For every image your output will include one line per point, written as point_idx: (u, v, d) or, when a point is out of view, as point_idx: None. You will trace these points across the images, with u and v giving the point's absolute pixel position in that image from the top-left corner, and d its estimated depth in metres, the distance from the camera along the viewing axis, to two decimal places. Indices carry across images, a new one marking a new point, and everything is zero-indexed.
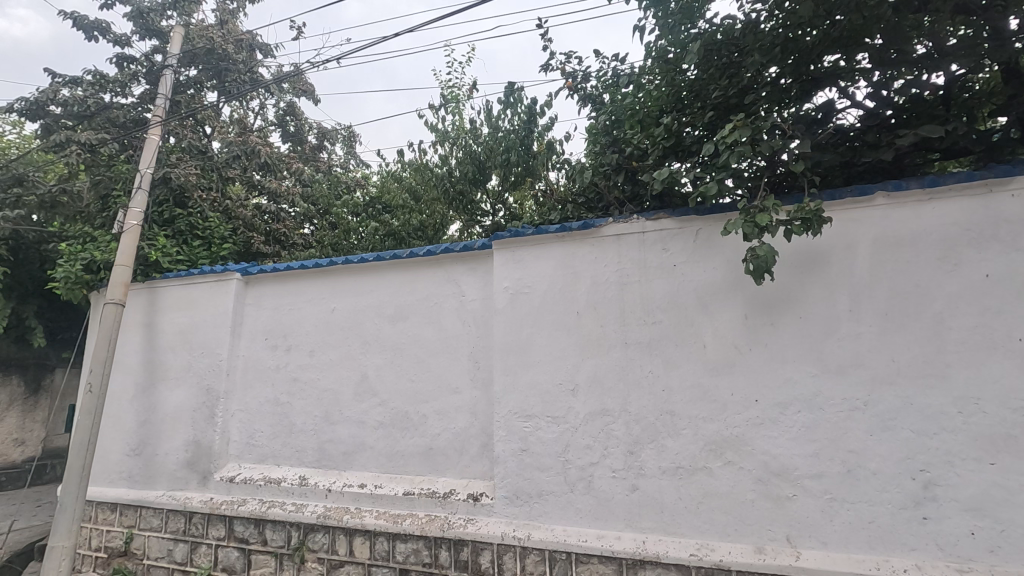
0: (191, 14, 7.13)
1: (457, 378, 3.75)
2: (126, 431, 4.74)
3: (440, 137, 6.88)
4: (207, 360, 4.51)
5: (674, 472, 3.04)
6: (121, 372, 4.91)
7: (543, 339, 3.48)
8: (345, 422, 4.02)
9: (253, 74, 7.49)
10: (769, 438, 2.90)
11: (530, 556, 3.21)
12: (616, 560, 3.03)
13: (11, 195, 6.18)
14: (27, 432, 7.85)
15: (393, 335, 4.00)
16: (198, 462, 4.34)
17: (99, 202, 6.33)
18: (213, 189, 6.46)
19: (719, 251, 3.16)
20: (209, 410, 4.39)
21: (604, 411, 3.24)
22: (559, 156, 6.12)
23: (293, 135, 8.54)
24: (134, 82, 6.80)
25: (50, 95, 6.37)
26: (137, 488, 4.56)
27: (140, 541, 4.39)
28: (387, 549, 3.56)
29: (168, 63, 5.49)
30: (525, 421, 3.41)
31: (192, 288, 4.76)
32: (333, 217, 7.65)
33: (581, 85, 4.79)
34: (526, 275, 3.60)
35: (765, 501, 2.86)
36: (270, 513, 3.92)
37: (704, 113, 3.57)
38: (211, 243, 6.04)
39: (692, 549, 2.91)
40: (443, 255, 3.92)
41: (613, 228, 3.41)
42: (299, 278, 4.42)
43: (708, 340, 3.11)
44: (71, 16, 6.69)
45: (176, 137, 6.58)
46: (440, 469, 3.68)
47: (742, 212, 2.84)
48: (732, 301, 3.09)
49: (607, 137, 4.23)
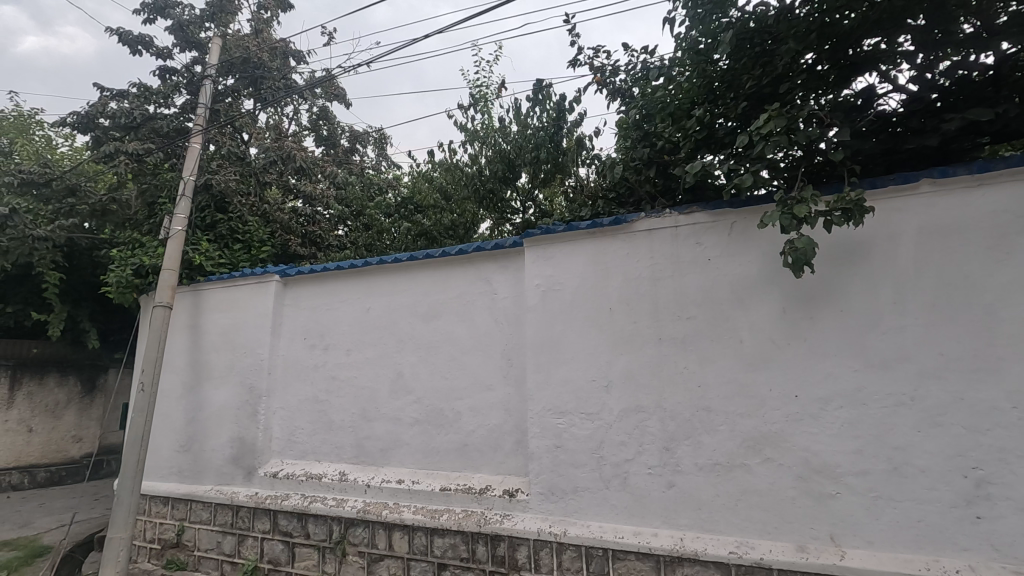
0: (229, 25, 7.39)
1: (490, 375, 3.79)
2: (175, 428, 4.94)
3: (470, 136, 6.94)
4: (249, 360, 4.67)
5: (711, 469, 3.00)
6: (170, 371, 5.12)
7: (574, 336, 3.48)
8: (382, 419, 4.10)
9: (287, 80, 7.67)
10: (809, 435, 2.83)
11: (567, 551, 3.22)
12: (653, 557, 3.00)
13: (66, 205, 6.52)
14: (84, 428, 8.35)
15: (427, 333, 4.06)
16: (242, 458, 4.51)
17: (146, 209, 6.64)
18: (251, 194, 6.69)
19: (755, 244, 3.10)
20: (252, 408, 4.55)
21: (639, 408, 3.22)
22: (589, 151, 6.05)
23: (326, 139, 8.74)
24: (176, 94, 7.07)
25: (100, 108, 6.68)
26: (186, 483, 4.75)
27: (191, 533, 4.58)
28: (426, 543, 3.62)
29: (207, 73, 5.68)
30: (559, 418, 3.42)
31: (234, 290, 4.93)
32: (366, 218, 7.81)
33: (610, 80, 4.76)
34: (558, 272, 3.60)
35: (807, 498, 2.79)
36: (313, 507, 4.04)
37: (737, 104, 3.49)
38: (251, 246, 6.29)
39: (731, 547, 2.86)
40: (475, 254, 3.96)
41: (645, 224, 3.38)
42: (335, 279, 4.53)
43: (744, 336, 3.05)
44: (117, 32, 7.01)
45: (216, 145, 6.80)
46: (475, 464, 3.73)
47: (779, 203, 2.77)
48: (769, 295, 3.02)
49: (637, 131, 4.17)
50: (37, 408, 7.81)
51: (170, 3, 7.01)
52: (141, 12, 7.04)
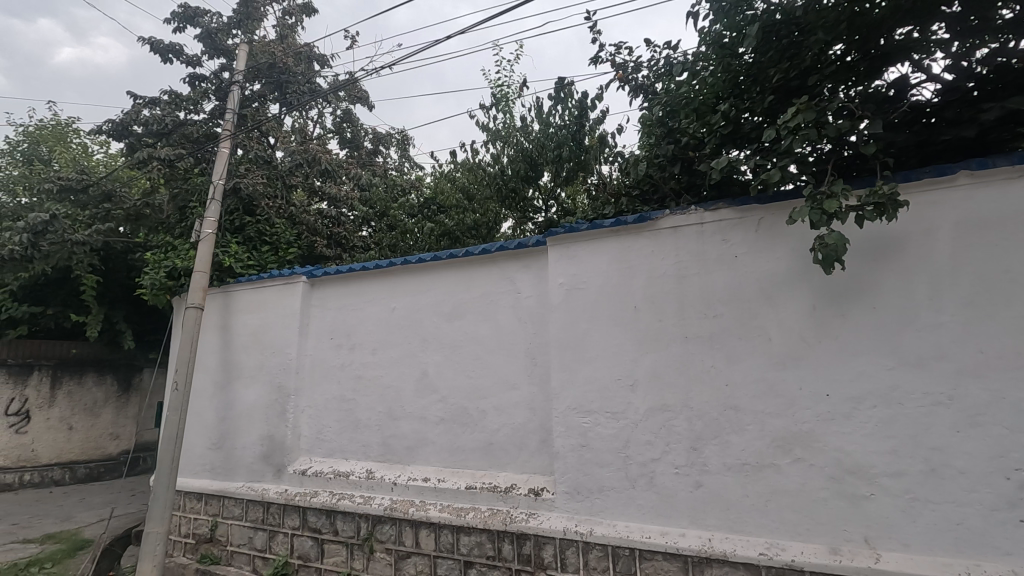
0: (255, 31, 7.55)
1: (514, 374, 3.79)
2: (208, 426, 5.07)
3: (492, 135, 6.95)
4: (278, 359, 4.76)
5: (739, 469, 2.96)
6: (202, 371, 5.26)
7: (599, 335, 3.46)
8: (408, 417, 4.14)
9: (312, 84, 7.80)
10: (841, 435, 2.77)
11: (593, 551, 3.21)
12: (681, 558, 2.97)
13: (103, 211, 6.76)
14: (121, 426, 8.70)
15: (451, 333, 4.09)
16: (272, 455, 4.60)
17: (178, 213, 6.85)
18: (278, 196, 6.83)
19: (783, 240, 3.04)
20: (281, 406, 4.64)
21: (665, 407, 3.19)
22: (612, 148, 5.99)
23: (350, 141, 8.86)
24: (205, 100, 7.25)
25: (133, 116, 6.88)
26: (219, 479, 4.87)
27: (224, 529, 4.69)
28: (452, 541, 3.65)
29: (235, 79, 5.80)
30: (585, 417, 3.41)
31: (262, 291, 5.03)
32: (390, 219, 7.89)
33: (632, 76, 4.73)
34: (581, 270, 3.59)
35: (840, 499, 2.73)
36: (341, 504, 4.11)
37: (763, 98, 3.43)
38: (279, 247, 6.43)
39: (761, 548, 2.81)
40: (498, 253, 3.97)
41: (670, 221, 3.35)
42: (360, 279, 4.59)
43: (773, 334, 3.00)
44: (149, 41, 7.22)
45: (244, 149, 6.90)
46: (501, 463, 3.74)
47: (808, 199, 2.71)
48: (799, 292, 2.96)
49: (661, 128, 4.13)
50: (78, 407, 8.21)
51: (198, 12, 7.19)
52: (171, 21, 7.23)
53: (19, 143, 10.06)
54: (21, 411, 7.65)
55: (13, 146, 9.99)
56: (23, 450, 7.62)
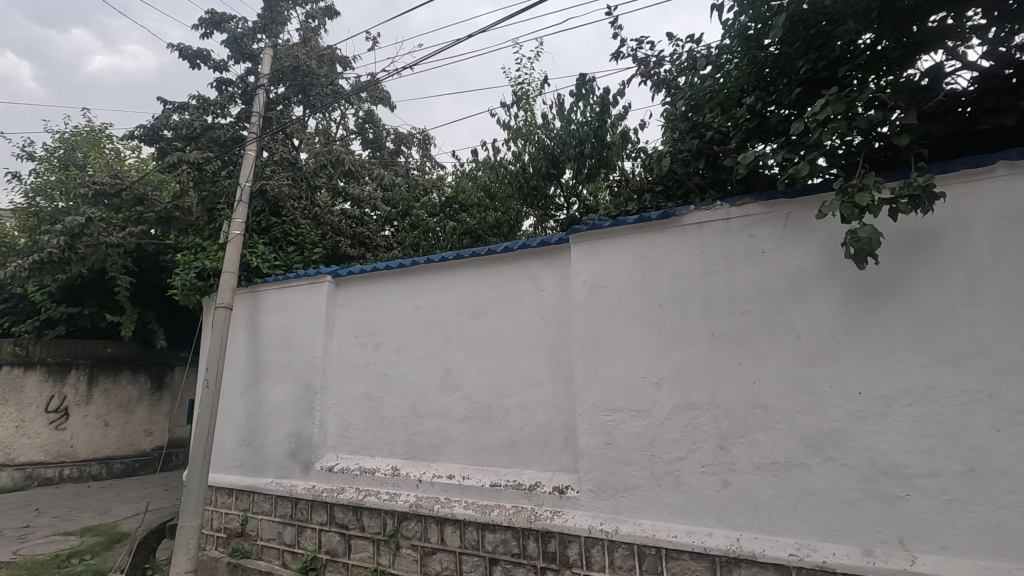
0: (279, 35, 7.68)
1: (538, 372, 3.79)
2: (237, 423, 5.18)
3: (512, 133, 6.94)
4: (305, 358, 4.84)
5: (768, 468, 2.91)
6: (231, 369, 5.38)
7: (623, 332, 3.44)
8: (432, 415, 4.18)
9: (334, 86, 7.92)
10: (875, 434, 2.71)
11: (619, 549, 3.19)
12: (709, 557, 2.94)
13: (135, 213, 6.96)
14: (154, 423, 8.95)
15: (474, 331, 4.10)
16: (300, 452, 4.68)
17: (207, 215, 7.01)
18: (304, 197, 6.94)
19: (813, 235, 2.97)
20: (308, 404, 4.72)
21: (691, 405, 3.16)
22: (634, 144, 5.92)
23: (372, 141, 8.96)
24: (232, 103, 7.40)
25: (164, 120, 7.06)
26: (249, 475, 4.97)
27: (254, 524, 4.79)
28: (477, 538, 3.66)
29: (260, 83, 5.91)
30: (609, 415, 3.39)
31: (289, 290, 5.12)
32: (412, 218, 7.94)
33: (654, 71, 4.68)
34: (605, 267, 3.57)
35: (873, 500, 2.67)
36: (367, 501, 4.16)
37: (790, 90, 3.36)
38: (304, 248, 6.54)
39: (792, 549, 2.76)
40: (520, 251, 3.98)
41: (695, 216, 3.31)
42: (384, 278, 4.64)
43: (802, 331, 2.94)
44: (178, 48, 7.40)
45: (269, 151, 7.06)
46: (525, 461, 3.74)
47: (839, 192, 2.65)
48: (829, 288, 2.90)
49: (685, 122, 4.07)
50: (114, 405, 8.52)
51: (225, 17, 7.33)
52: (199, 27, 7.40)
53: (56, 150, 10.39)
54: (60, 408, 8.04)
55: (50, 152, 10.33)
56: (62, 446, 8.01)
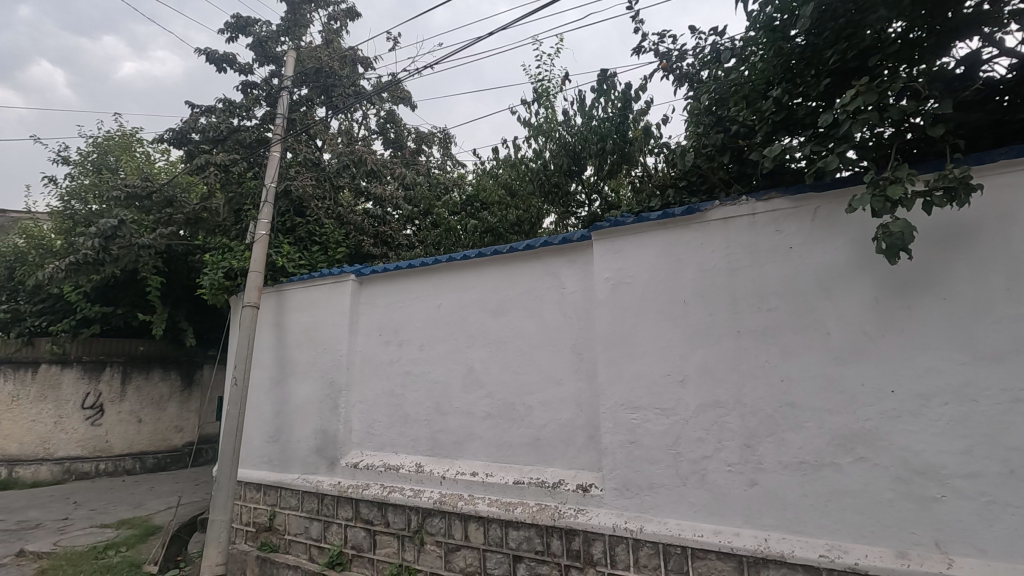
0: (302, 37, 7.78)
1: (560, 370, 3.78)
2: (265, 420, 5.28)
3: (533, 130, 6.92)
4: (329, 356, 4.91)
5: (797, 468, 2.85)
6: (258, 367, 5.48)
7: (646, 330, 3.41)
8: (455, 412, 4.20)
9: (356, 87, 8.01)
10: (909, 434, 2.64)
11: (644, 548, 3.16)
12: (736, 557, 2.89)
13: (165, 215, 7.14)
14: (185, 419, 9.16)
15: (496, 329, 4.11)
16: (326, 448, 4.75)
17: (233, 216, 7.14)
18: (327, 197, 7.04)
19: (843, 229, 2.91)
20: (333, 401, 4.79)
21: (717, 403, 3.12)
22: (657, 139, 5.84)
23: (394, 141, 9.05)
24: (257, 106, 7.53)
25: (191, 124, 7.23)
26: (276, 471, 5.07)
27: (282, 518, 4.88)
28: (501, 535, 3.67)
29: (284, 85, 6.00)
30: (633, 413, 3.37)
31: (314, 289, 5.20)
32: (434, 217, 7.97)
33: (676, 65, 4.62)
34: (628, 264, 3.54)
35: (907, 501, 2.60)
36: (392, 497, 4.20)
37: (818, 82, 3.29)
38: (328, 247, 6.63)
39: (822, 550, 2.71)
40: (542, 248, 3.97)
41: (720, 212, 3.26)
42: (407, 277, 4.68)
43: (832, 328, 2.87)
44: (205, 52, 7.56)
45: (294, 152, 7.17)
46: (548, 458, 3.74)
47: (870, 184, 2.58)
48: (860, 284, 2.83)
49: (709, 117, 4.00)
50: (146, 402, 8.75)
51: (250, 21, 7.46)
52: (224, 31, 7.54)
53: (90, 154, 10.70)
54: (95, 405, 8.32)
55: (84, 157, 10.64)
56: (98, 441, 8.29)
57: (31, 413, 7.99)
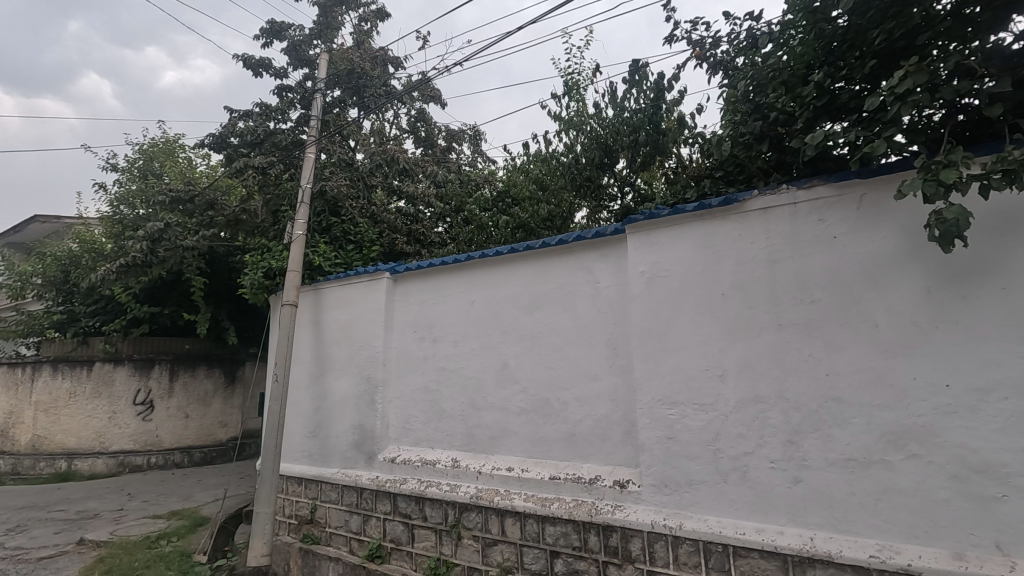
0: (333, 40, 7.91)
1: (595, 365, 3.75)
2: (305, 416, 5.41)
3: (564, 124, 6.87)
4: (366, 353, 4.99)
5: (844, 465, 2.76)
6: (298, 363, 5.61)
7: (683, 324, 3.34)
8: (490, 408, 4.21)
9: (387, 87, 8.11)
10: (966, 430, 2.51)
11: (683, 545, 3.11)
12: (780, 556, 2.82)
13: (207, 218, 7.37)
14: (229, 415, 9.46)
15: (530, 324, 4.10)
16: (364, 444, 4.84)
17: (271, 216, 7.32)
18: (361, 196, 7.14)
19: (891, 217, 2.79)
20: (370, 397, 4.87)
21: (758, 399, 3.04)
22: (691, 129, 5.71)
23: (424, 140, 9.13)
24: (291, 109, 7.70)
25: (230, 128, 7.45)
26: (316, 465, 5.19)
27: (323, 511, 5.00)
28: (538, 530, 3.67)
29: (317, 87, 6.10)
30: (671, 408, 3.31)
31: (350, 287, 5.29)
32: (466, 213, 8.00)
33: (710, 52, 4.51)
34: (663, 257, 3.48)
35: (964, 500, 2.48)
36: (429, 492, 4.25)
37: (863, 64, 3.15)
38: (363, 246, 6.73)
39: (872, 550, 2.61)
40: (575, 243, 3.94)
41: (759, 202, 3.18)
42: (440, 274, 4.71)
43: (880, 320, 2.76)
44: (242, 58, 7.77)
45: (328, 153, 7.30)
46: (584, 454, 3.72)
47: (921, 168, 2.46)
48: (911, 274, 2.71)
49: (747, 104, 3.88)
50: (192, 398, 9.06)
51: (284, 26, 7.62)
52: (260, 37, 7.73)
53: (136, 161, 11.14)
54: (145, 401, 8.69)
55: (131, 163, 11.09)
56: (149, 435, 8.68)
57: (87, 409, 8.47)
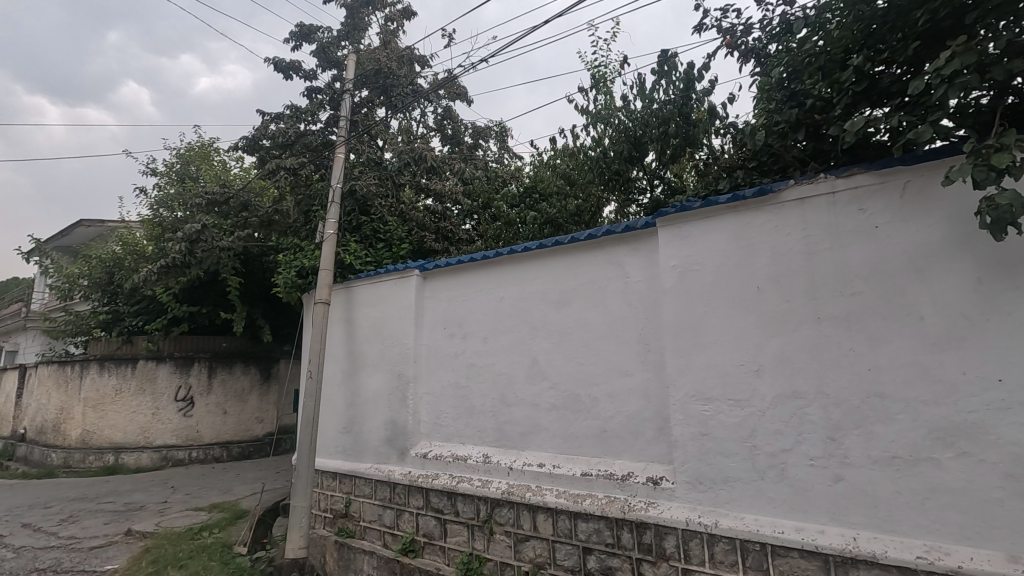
0: (360, 41, 8.01)
1: (627, 361, 3.71)
2: (338, 412, 5.50)
3: (591, 118, 6.81)
4: (397, 349, 5.05)
5: (889, 462, 2.67)
6: (331, 360, 5.71)
7: (717, 318, 3.28)
8: (520, 404, 4.22)
9: (414, 86, 8.17)
10: (1020, 427, 2.39)
11: (719, 544, 3.05)
12: (821, 556, 2.74)
13: (242, 219, 7.56)
14: (265, 411, 9.70)
15: (560, 320, 4.08)
16: (396, 439, 4.90)
17: (303, 216, 7.47)
18: (390, 195, 7.21)
19: (937, 205, 2.67)
20: (402, 393, 4.92)
21: (796, 394, 2.95)
22: (722, 120, 5.58)
23: (451, 137, 9.18)
24: (321, 110, 7.82)
25: (263, 131, 7.61)
26: (350, 460, 5.28)
27: (357, 506, 5.08)
28: (570, 527, 3.65)
29: (345, 88, 6.17)
30: (705, 404, 3.25)
31: (380, 285, 5.36)
32: (493, 209, 8.02)
33: (741, 40, 4.40)
34: (695, 251, 3.41)
35: (1019, 501, 2.36)
36: (461, 487, 4.28)
37: (905, 46, 3.02)
38: (392, 244, 6.80)
39: (919, 551, 2.52)
40: (604, 237, 3.90)
41: (795, 191, 3.09)
42: (468, 271, 4.73)
43: (926, 312, 2.66)
44: (273, 62, 7.94)
45: (357, 153, 7.41)
46: (616, 451, 3.68)
47: (971, 153, 2.35)
48: (959, 264, 2.59)
49: (781, 92, 3.77)
50: (230, 395, 9.33)
51: (312, 29, 7.74)
52: (290, 41, 7.87)
53: (174, 165, 11.51)
54: (186, 397, 9.00)
55: (169, 167, 11.46)
56: (190, 431, 8.97)
57: (132, 405, 8.80)
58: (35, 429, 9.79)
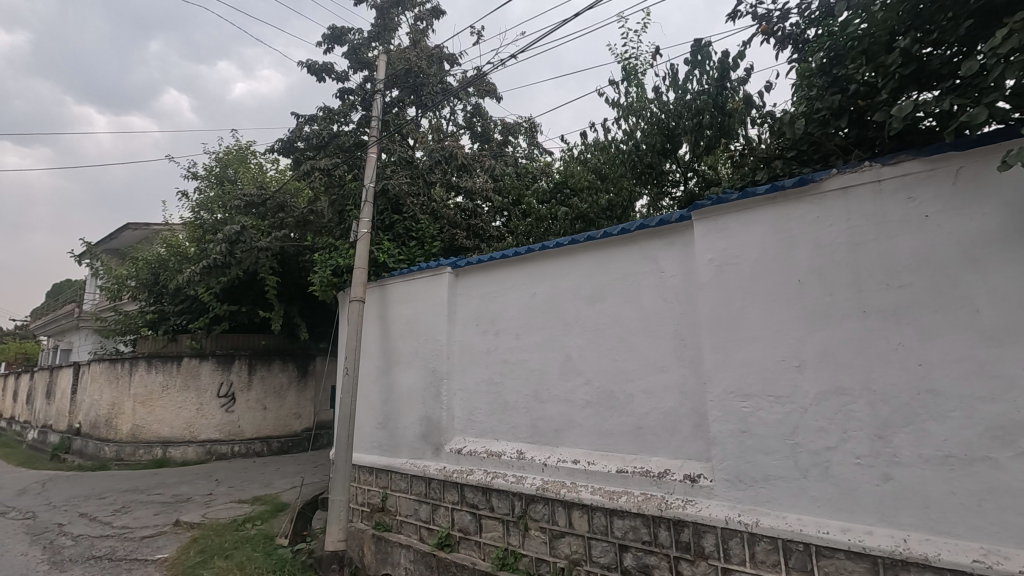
0: (390, 41, 8.09)
1: (662, 356, 3.65)
2: (374, 408, 5.60)
3: (622, 111, 6.70)
4: (430, 346, 5.10)
5: (942, 461, 2.55)
6: (366, 357, 5.81)
7: (756, 312, 3.20)
8: (554, 400, 4.20)
9: (443, 84, 8.22)
10: None
11: (760, 543, 2.98)
12: (869, 558, 2.65)
13: (278, 219, 7.74)
14: (303, 407, 9.94)
15: (593, 316, 4.05)
16: (431, 435, 4.95)
17: (337, 216, 7.61)
18: (422, 193, 7.28)
19: (993, 191, 2.54)
20: (436, 389, 4.97)
21: (841, 391, 2.86)
22: (759, 109, 5.41)
23: (480, 135, 9.19)
24: (353, 111, 7.94)
25: (297, 133, 7.77)
26: (386, 455, 5.36)
27: (393, 500, 5.16)
28: (606, 523, 3.63)
29: (377, 89, 6.22)
30: (744, 401, 3.18)
31: (413, 283, 5.41)
32: (524, 206, 8.01)
33: (778, 26, 4.27)
34: (733, 244, 3.33)
35: None
36: (495, 483, 4.30)
37: (957, 26, 2.87)
38: (424, 242, 6.86)
39: (976, 555, 2.41)
40: (638, 232, 3.85)
41: (838, 181, 2.98)
42: (500, 267, 4.74)
43: (981, 304, 2.53)
44: (306, 65, 8.09)
45: (388, 153, 7.51)
46: (652, 448, 3.63)
47: None
48: (1017, 253, 2.46)
49: (823, 78, 3.63)
50: (269, 391, 9.59)
51: (344, 31, 7.86)
52: (322, 44, 8.01)
53: (214, 168, 11.86)
54: (228, 393, 9.30)
55: (209, 171, 11.81)
56: (232, 426, 9.27)
57: (178, 401, 9.15)
58: (89, 424, 10.25)
